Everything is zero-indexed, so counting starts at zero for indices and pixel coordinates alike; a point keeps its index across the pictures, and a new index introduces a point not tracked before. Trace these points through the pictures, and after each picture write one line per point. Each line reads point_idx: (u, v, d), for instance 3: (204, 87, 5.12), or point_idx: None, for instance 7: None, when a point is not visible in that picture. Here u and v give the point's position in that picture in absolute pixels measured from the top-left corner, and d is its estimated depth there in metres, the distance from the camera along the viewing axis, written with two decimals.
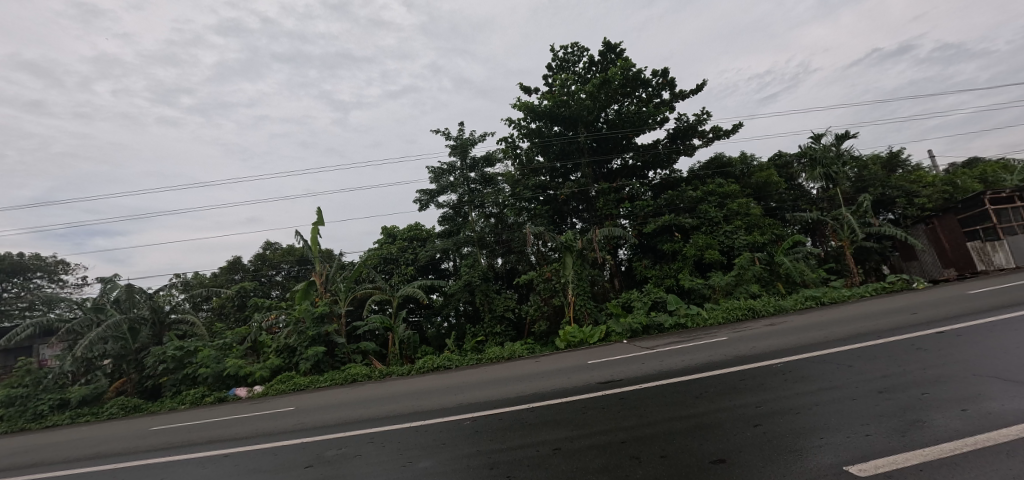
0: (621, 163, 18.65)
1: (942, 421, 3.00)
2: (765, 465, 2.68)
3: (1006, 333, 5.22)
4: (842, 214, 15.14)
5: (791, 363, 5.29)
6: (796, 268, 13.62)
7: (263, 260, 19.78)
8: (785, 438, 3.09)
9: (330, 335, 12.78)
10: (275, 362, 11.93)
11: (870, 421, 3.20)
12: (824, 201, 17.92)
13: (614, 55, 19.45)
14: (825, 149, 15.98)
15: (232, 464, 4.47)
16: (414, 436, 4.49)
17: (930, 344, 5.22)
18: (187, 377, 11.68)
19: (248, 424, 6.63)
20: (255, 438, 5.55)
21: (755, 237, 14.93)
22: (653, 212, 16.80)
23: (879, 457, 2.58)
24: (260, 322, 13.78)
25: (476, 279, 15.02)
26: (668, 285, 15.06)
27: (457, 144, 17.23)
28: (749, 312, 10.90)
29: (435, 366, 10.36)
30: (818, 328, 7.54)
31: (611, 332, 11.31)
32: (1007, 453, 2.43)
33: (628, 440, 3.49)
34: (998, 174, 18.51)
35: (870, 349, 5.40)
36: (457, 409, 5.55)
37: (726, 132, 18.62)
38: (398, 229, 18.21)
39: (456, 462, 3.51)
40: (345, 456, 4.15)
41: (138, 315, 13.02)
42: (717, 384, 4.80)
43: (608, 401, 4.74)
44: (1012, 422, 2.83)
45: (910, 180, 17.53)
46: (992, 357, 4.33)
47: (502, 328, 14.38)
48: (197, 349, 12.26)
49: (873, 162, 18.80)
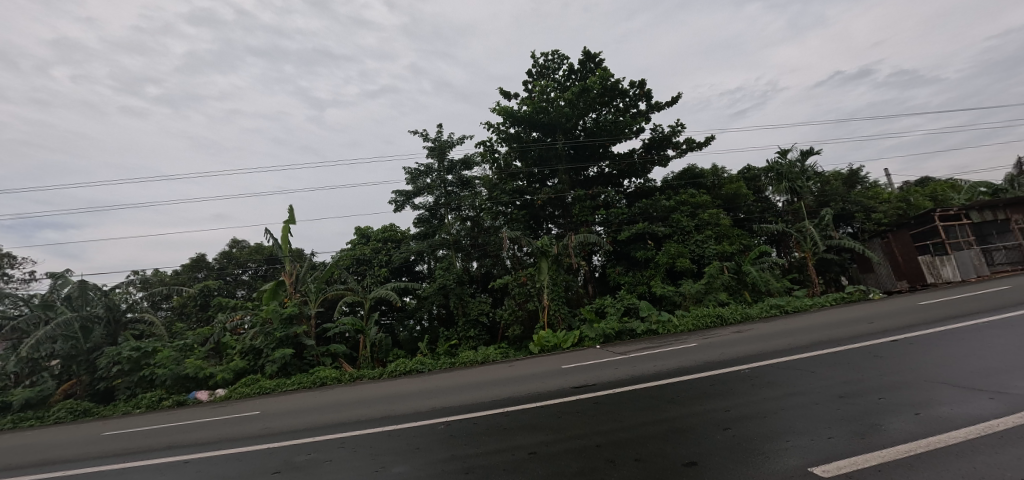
0: (597, 170, 18.99)
1: (897, 424, 3.18)
2: (734, 468, 2.77)
3: (957, 343, 5.54)
4: (805, 227, 15.99)
5: (758, 369, 5.50)
6: (761, 277, 14.29)
7: (229, 259, 18.99)
8: (753, 441, 3.20)
9: (299, 337, 12.35)
10: (239, 364, 11.46)
11: (832, 424, 3.36)
12: (789, 214, 18.44)
13: (594, 65, 19.77)
14: (791, 165, 16.86)
15: (192, 470, 4.29)
16: (388, 441, 4.39)
17: (889, 352, 5.49)
18: (143, 380, 11.07)
19: (213, 428, 6.35)
20: (221, 443, 5.32)
21: (724, 247, 15.45)
22: (627, 220, 17.02)
23: (840, 459, 2.71)
24: (223, 323, 13.28)
25: (450, 283, 14.72)
26: (641, 292, 15.35)
27: (435, 146, 17.18)
28: (717, 319, 11.26)
29: (406, 369, 10.16)
30: (784, 335, 7.86)
31: (585, 337, 11.42)
32: (956, 454, 2.59)
33: (604, 444, 3.52)
34: (947, 194, 19.81)
35: (834, 356, 5.64)
36: (434, 413, 5.49)
37: (699, 144, 19.16)
38: (372, 230, 17.85)
39: (430, 467, 3.46)
40: (316, 462, 4.02)
41: (91, 313, 12.33)
42: (689, 390, 4.91)
43: (584, 406, 4.77)
44: (961, 425, 3.02)
45: (868, 197, 18.56)
46: (942, 365, 4.62)
47: (476, 333, 14.27)
48: (155, 349, 11.60)
49: (834, 178, 19.78)
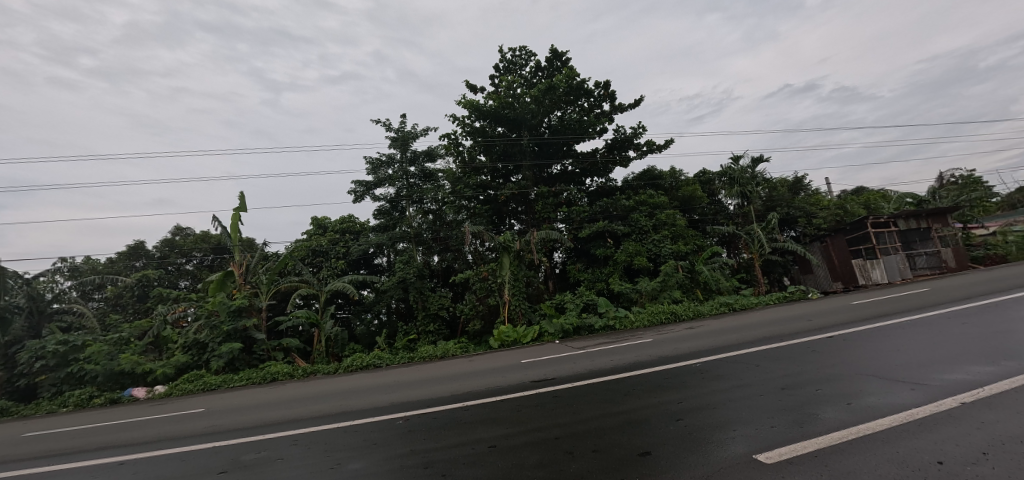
0: (560, 168, 19.27)
1: (831, 413, 3.45)
2: (685, 456, 2.90)
3: (883, 339, 6.07)
4: (753, 230, 17.21)
5: (708, 363, 5.78)
6: (713, 277, 15.05)
7: (171, 247, 17.74)
8: (703, 430, 3.36)
9: (248, 330, 11.71)
10: (181, 359, 10.79)
11: (774, 414, 3.59)
12: (739, 216, 19.35)
13: (560, 63, 19.94)
14: (743, 170, 17.91)
15: (127, 472, 3.97)
16: (344, 437, 4.26)
17: (824, 348, 5.93)
18: (72, 376, 10.13)
19: (153, 427, 5.94)
20: (160, 442, 4.96)
21: (679, 247, 16.14)
22: (589, 218, 17.34)
23: (782, 446, 2.90)
24: (164, 315, 12.36)
25: (410, 276, 14.46)
26: (599, 289, 15.72)
27: (397, 136, 16.76)
28: (671, 316, 11.80)
29: (363, 364, 9.89)
30: (732, 332, 8.31)
31: (544, 332, 11.64)
32: (882, 440, 2.84)
33: (563, 436, 3.59)
34: (879, 203, 21.60)
35: (776, 351, 6.03)
36: (392, 407, 5.39)
37: (659, 146, 19.84)
38: (330, 221, 17.16)
39: (388, 462, 3.39)
40: (266, 460, 3.84)
41: (9, 303, 11.26)
42: (644, 383, 5.08)
43: (543, 399, 4.84)
44: (886, 414, 3.32)
45: (810, 203, 19.89)
46: (870, 359, 5.05)
47: (435, 327, 14.11)
48: (85, 343, 10.62)
49: (781, 184, 21.05)
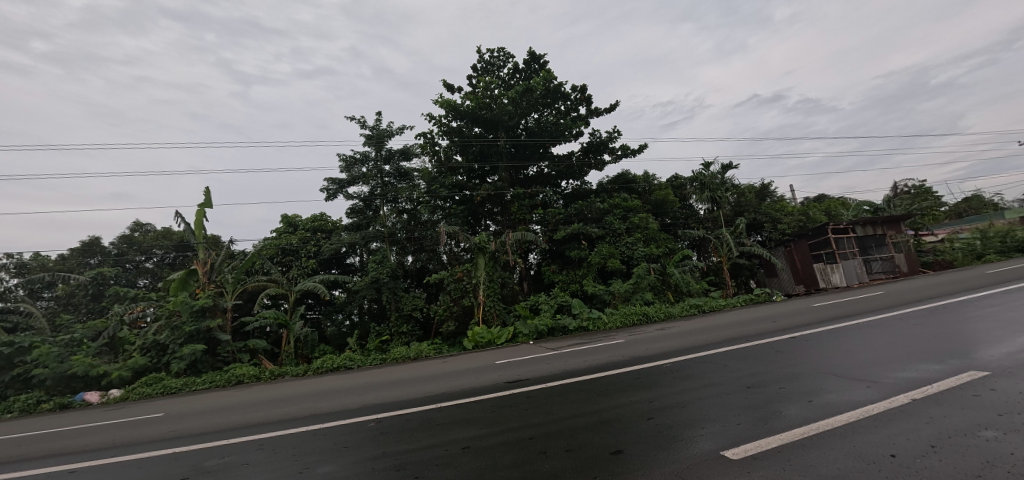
0: (537, 170, 19.38)
1: (793, 410, 3.59)
2: (657, 454, 2.96)
3: (841, 340, 6.38)
4: (722, 234, 17.83)
5: (678, 363, 5.92)
6: (683, 279, 15.47)
7: (129, 243, 16.81)
8: (674, 428, 3.43)
9: (211, 331, 11.19)
10: (139, 361, 10.22)
11: (740, 411, 3.70)
12: (709, 221, 19.97)
13: (538, 66, 20.07)
14: (713, 176, 18.51)
15: None
16: (313, 440, 4.13)
17: (787, 348, 6.19)
18: (18, 379, 9.38)
19: (105, 433, 5.60)
20: (113, 449, 4.66)
21: (651, 250, 16.53)
22: (564, 220, 17.52)
23: (748, 442, 2.99)
24: (120, 315, 11.70)
25: (384, 276, 14.22)
26: (574, 290, 15.89)
27: (372, 134, 16.45)
28: (643, 318, 12.06)
29: (333, 366, 9.64)
30: (701, 333, 8.55)
31: (519, 332, 11.66)
32: (840, 435, 2.98)
33: (537, 436, 3.59)
34: (838, 210, 22.74)
35: (742, 351, 6.24)
36: (364, 409, 5.26)
37: (634, 151, 20.24)
38: (300, 219, 16.63)
39: (359, 465, 3.30)
40: (229, 466, 3.67)
41: None
42: (616, 383, 5.15)
43: (517, 400, 4.83)
44: (843, 410, 3.48)
45: (776, 209, 20.73)
46: (829, 359, 5.29)
47: (409, 328, 13.92)
48: (32, 345, 9.90)
49: (749, 190, 21.83)
